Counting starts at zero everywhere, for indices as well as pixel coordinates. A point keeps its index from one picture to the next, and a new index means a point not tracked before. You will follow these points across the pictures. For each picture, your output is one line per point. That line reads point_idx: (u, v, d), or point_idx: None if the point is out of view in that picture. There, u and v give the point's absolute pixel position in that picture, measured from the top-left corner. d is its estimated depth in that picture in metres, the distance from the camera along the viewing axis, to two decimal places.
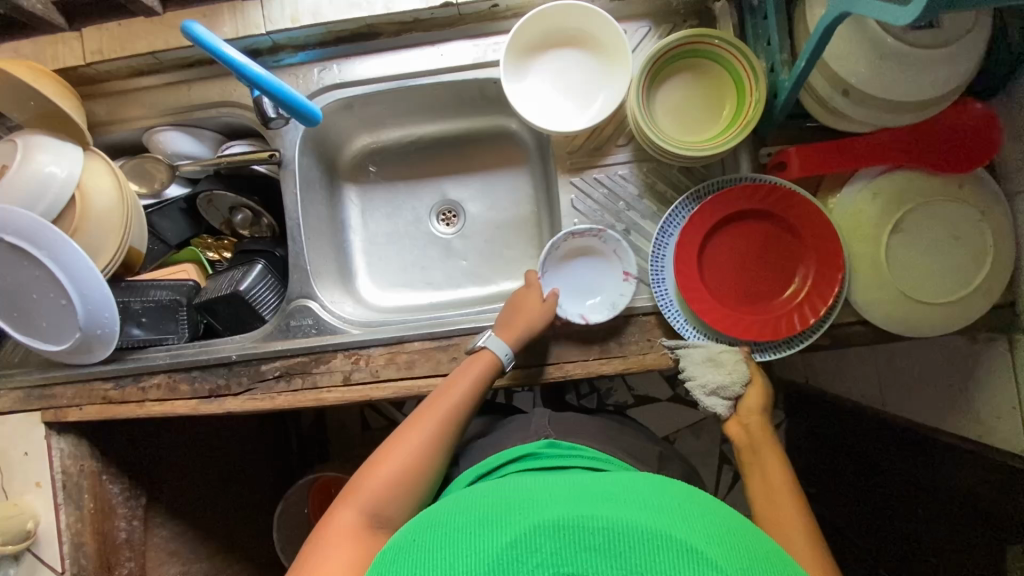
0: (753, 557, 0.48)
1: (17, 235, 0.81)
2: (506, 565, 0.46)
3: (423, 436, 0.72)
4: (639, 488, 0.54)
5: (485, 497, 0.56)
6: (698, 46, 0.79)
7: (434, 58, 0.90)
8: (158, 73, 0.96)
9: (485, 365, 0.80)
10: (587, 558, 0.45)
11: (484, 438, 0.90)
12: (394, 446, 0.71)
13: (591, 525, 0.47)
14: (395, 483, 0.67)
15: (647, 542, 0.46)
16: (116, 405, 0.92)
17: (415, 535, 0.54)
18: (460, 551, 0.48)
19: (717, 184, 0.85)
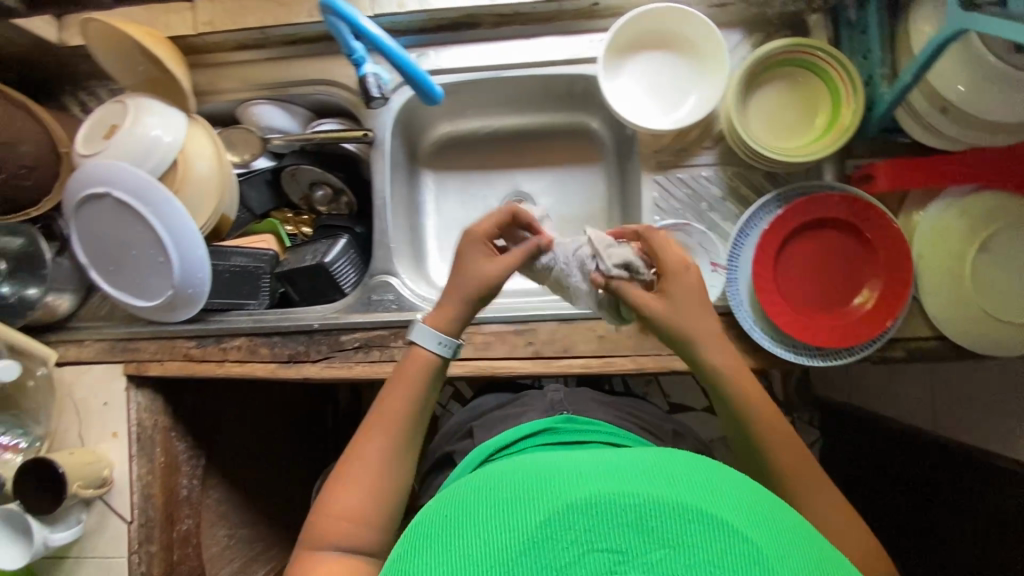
0: (793, 534, 0.42)
1: (127, 192, 0.85)
2: (536, 546, 0.39)
3: (386, 449, 0.64)
4: (664, 457, 0.46)
5: (490, 475, 0.48)
6: (796, 55, 0.81)
7: (530, 51, 0.93)
8: (260, 48, 0.99)
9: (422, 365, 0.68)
10: (619, 536, 0.39)
11: (496, 413, 1.02)
12: (359, 463, 0.63)
13: (622, 501, 0.40)
14: (371, 506, 0.61)
15: (681, 517, 0.39)
16: (197, 363, 0.95)
17: (423, 522, 0.46)
18: (483, 530, 0.41)
19: (797, 190, 0.85)
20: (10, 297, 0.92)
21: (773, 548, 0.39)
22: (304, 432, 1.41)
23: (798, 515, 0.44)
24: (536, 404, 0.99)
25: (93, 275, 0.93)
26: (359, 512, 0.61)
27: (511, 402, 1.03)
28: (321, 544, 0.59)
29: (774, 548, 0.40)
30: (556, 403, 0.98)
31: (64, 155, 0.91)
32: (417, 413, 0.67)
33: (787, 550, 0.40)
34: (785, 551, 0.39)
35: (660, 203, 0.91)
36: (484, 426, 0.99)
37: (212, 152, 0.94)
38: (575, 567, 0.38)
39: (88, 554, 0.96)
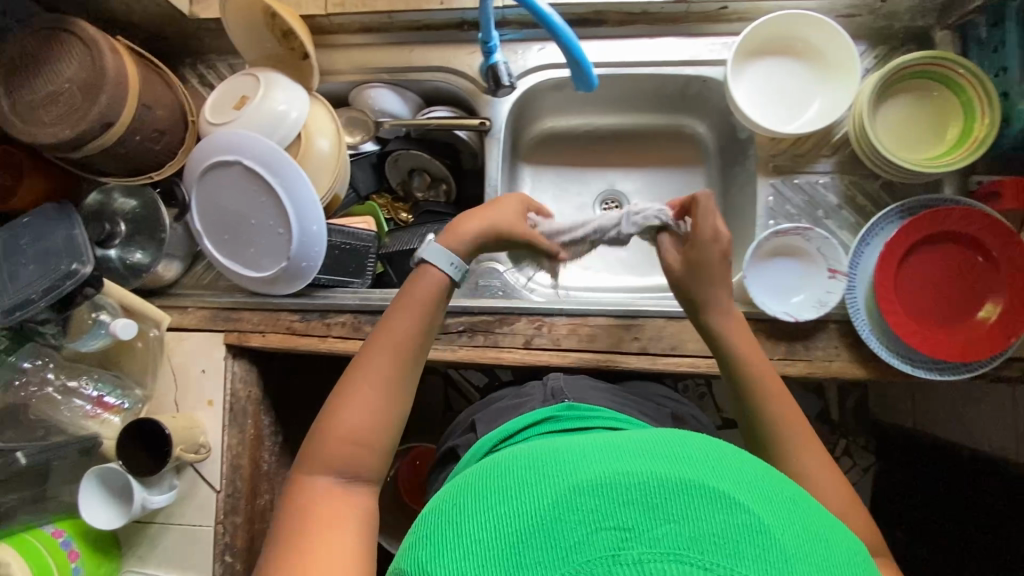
0: (790, 506, 0.42)
1: (257, 162, 0.87)
2: (547, 528, 0.39)
3: (384, 371, 0.67)
4: (661, 437, 0.46)
5: (495, 464, 0.48)
6: (932, 68, 0.82)
7: (651, 50, 0.94)
8: (382, 32, 1.01)
9: (431, 282, 0.72)
10: (624, 513, 0.39)
11: (499, 403, 0.88)
12: (359, 389, 0.66)
13: (623, 481, 0.40)
14: (371, 428, 0.65)
15: (683, 493, 0.40)
16: (299, 337, 0.96)
17: (434, 515, 0.47)
18: (499, 512, 0.42)
19: (923, 203, 0.85)
20: (127, 258, 0.93)
21: (780, 523, 0.39)
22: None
23: (804, 491, 0.45)
24: (537, 392, 0.85)
25: (205, 243, 0.94)
26: (358, 435, 0.64)
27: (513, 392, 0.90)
28: (318, 468, 0.62)
29: (781, 521, 0.40)
30: (558, 393, 0.82)
31: (192, 124, 0.93)
32: (422, 335, 0.70)
33: (791, 522, 0.41)
34: (797, 526, 0.40)
35: (774, 206, 0.92)
36: (486, 418, 0.85)
37: (333, 130, 0.95)
38: (585, 546, 0.38)
39: (175, 521, 0.96)
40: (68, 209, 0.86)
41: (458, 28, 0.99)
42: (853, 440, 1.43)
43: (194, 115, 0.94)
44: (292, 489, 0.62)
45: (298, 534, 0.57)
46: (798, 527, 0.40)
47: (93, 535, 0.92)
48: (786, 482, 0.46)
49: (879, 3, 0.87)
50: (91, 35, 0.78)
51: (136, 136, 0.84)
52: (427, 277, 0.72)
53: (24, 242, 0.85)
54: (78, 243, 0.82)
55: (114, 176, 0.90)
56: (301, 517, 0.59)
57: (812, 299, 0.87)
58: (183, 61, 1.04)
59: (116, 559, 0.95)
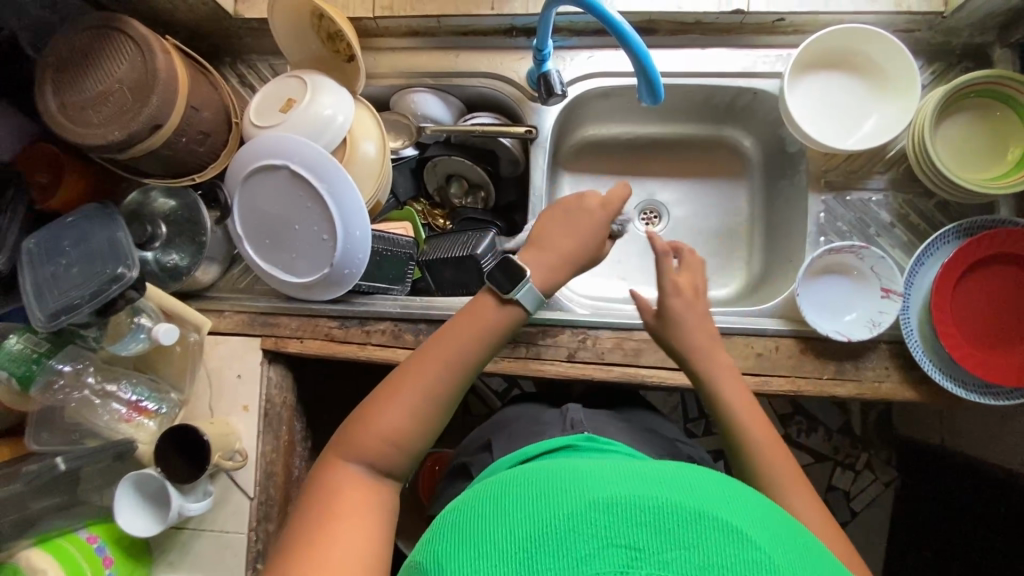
0: (797, 546, 0.44)
1: (303, 166, 0.85)
2: (560, 538, 0.41)
3: (430, 378, 0.65)
4: (676, 468, 0.48)
5: (513, 474, 0.50)
6: (996, 87, 0.80)
7: (703, 61, 0.93)
8: (427, 36, 1.00)
9: (491, 309, 0.69)
10: (636, 534, 0.41)
11: (515, 426, 0.89)
12: (406, 389, 0.65)
13: (638, 502, 0.42)
14: (406, 431, 0.64)
15: (693, 520, 0.42)
16: (338, 343, 0.94)
17: (451, 514, 0.49)
18: (513, 517, 0.44)
19: (982, 224, 0.83)
20: (166, 261, 0.92)
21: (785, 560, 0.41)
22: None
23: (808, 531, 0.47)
24: (555, 422, 0.83)
25: (245, 247, 0.92)
26: (393, 433, 0.63)
27: (528, 417, 0.90)
28: (349, 455, 0.62)
29: (787, 558, 0.42)
30: (576, 425, 0.81)
31: (236, 126, 0.92)
32: (474, 356, 0.68)
33: (797, 560, 0.42)
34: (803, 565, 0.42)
35: (825, 223, 0.90)
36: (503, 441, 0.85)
37: (377, 134, 0.94)
38: (596, 560, 0.40)
39: (208, 527, 0.95)
40: (110, 210, 0.84)
41: (506, 34, 0.97)
42: (875, 454, 1.36)
43: (238, 117, 0.93)
44: (320, 469, 0.63)
45: (317, 515, 0.57)
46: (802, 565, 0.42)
47: (126, 541, 0.91)
48: (788, 519, 0.47)
49: (939, 19, 0.86)
50: (142, 35, 0.77)
51: (182, 138, 0.83)
52: (485, 304, 0.69)
53: (66, 244, 0.83)
54: (121, 246, 0.81)
55: (156, 177, 0.89)
56: (324, 498, 0.59)
57: (864, 318, 0.86)
58: (224, 60, 1.03)
59: (147, 565, 0.94)
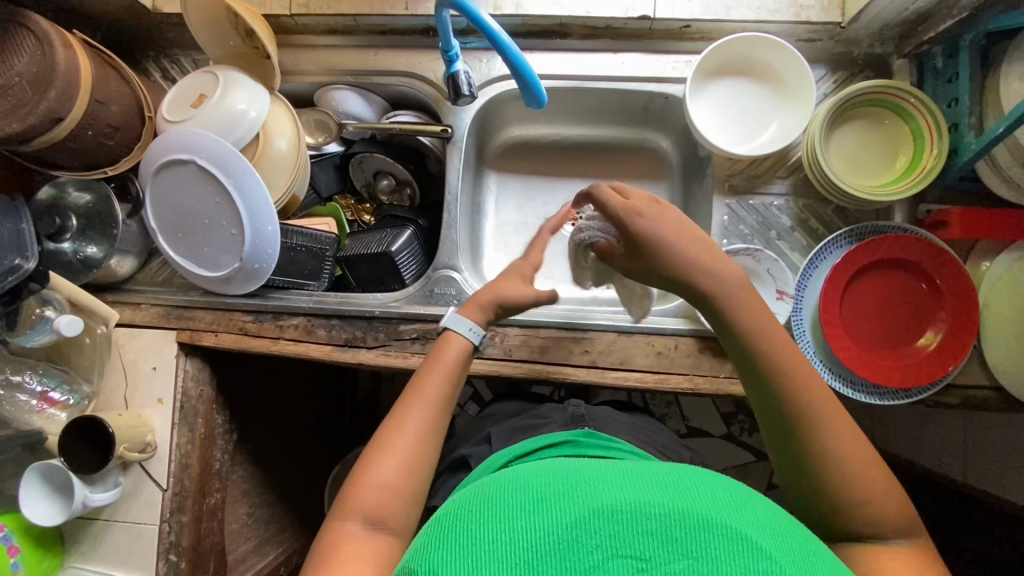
0: (806, 553, 0.45)
1: (211, 161, 0.86)
2: (563, 548, 0.43)
3: (419, 422, 0.66)
4: (677, 472, 0.50)
5: (514, 478, 0.52)
6: (887, 97, 0.83)
7: (614, 65, 0.95)
8: (348, 35, 1.00)
9: (456, 349, 0.74)
10: (643, 544, 0.42)
11: (515, 421, 0.92)
12: (395, 437, 0.64)
13: (646, 511, 0.44)
14: (406, 476, 0.63)
15: (702, 529, 0.43)
16: (251, 337, 0.96)
17: (450, 516, 0.50)
18: (515, 526, 0.45)
19: (871, 229, 0.86)
20: (80, 252, 0.92)
21: (795, 565, 0.43)
22: (323, 419, 1.39)
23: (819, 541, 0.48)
24: (557, 415, 0.89)
25: (159, 241, 0.93)
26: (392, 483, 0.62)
27: (528, 414, 0.94)
28: (349, 517, 0.60)
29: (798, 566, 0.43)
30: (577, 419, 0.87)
31: (150, 120, 0.92)
32: (451, 390, 0.70)
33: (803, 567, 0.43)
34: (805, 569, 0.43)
35: (729, 225, 0.92)
36: (501, 433, 0.88)
37: (292, 130, 0.95)
38: (600, 570, 0.42)
39: (120, 518, 0.95)
40: (15, 202, 0.84)
41: (424, 34, 0.99)
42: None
43: (152, 111, 0.93)
44: (322, 538, 0.59)
45: None
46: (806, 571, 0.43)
47: (34, 530, 0.92)
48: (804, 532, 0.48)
49: (838, 29, 0.88)
50: (42, 28, 0.77)
51: (88, 131, 0.83)
52: (452, 343, 0.75)
53: None
54: (24, 238, 0.82)
55: (67, 170, 0.89)
56: (328, 566, 0.56)
57: None
58: (146, 54, 1.03)
59: (58, 554, 0.95)
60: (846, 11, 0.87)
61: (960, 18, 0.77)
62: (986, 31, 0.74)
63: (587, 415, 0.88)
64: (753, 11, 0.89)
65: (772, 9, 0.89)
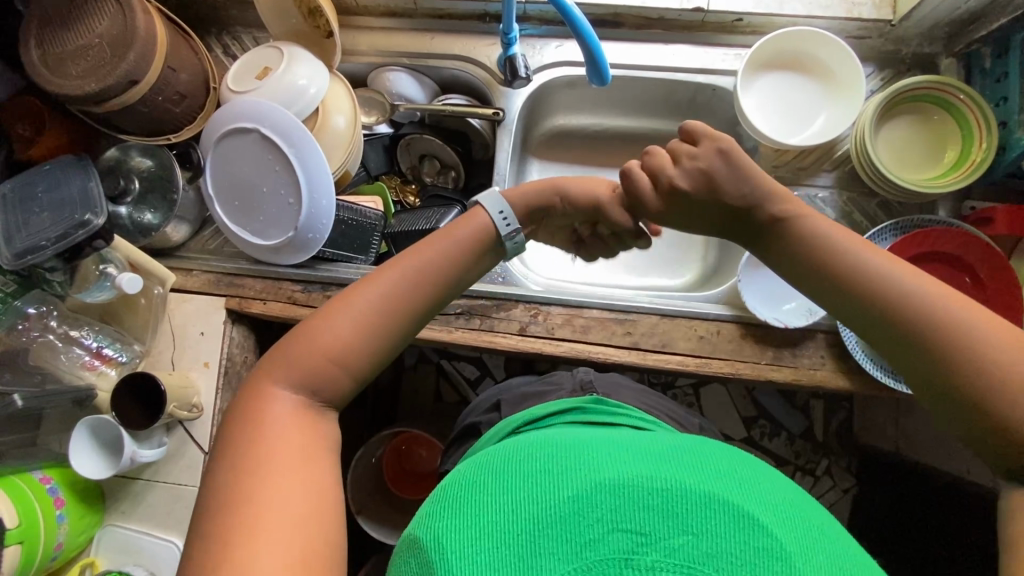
0: (809, 529, 0.46)
1: (274, 131, 0.89)
2: (565, 521, 0.44)
3: (376, 293, 0.61)
4: (686, 450, 0.51)
5: (522, 451, 0.52)
6: (937, 93, 0.84)
7: (665, 56, 0.97)
8: (406, 19, 1.04)
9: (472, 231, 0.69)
10: (642, 517, 0.43)
11: (524, 389, 0.95)
12: (343, 308, 0.60)
13: (647, 485, 0.45)
14: (347, 342, 0.59)
15: (703, 506, 0.44)
16: (300, 307, 0.97)
17: (457, 484, 0.51)
18: (521, 496, 0.46)
19: (915, 222, 0.87)
20: (138, 217, 0.95)
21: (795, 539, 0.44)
22: None
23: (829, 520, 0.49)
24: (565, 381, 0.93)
25: (215, 209, 0.95)
26: (332, 348, 0.58)
27: (538, 380, 0.98)
28: (280, 374, 0.57)
29: (798, 541, 0.44)
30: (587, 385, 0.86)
31: (214, 91, 0.96)
32: (440, 272, 0.65)
33: (808, 545, 0.44)
34: (809, 546, 0.44)
35: None
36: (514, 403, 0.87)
37: (349, 107, 0.99)
38: (599, 544, 0.43)
39: (161, 478, 0.97)
40: (84, 162, 0.87)
41: (479, 20, 1.02)
42: (835, 460, 1.33)
43: (216, 82, 0.96)
44: (250, 390, 0.57)
45: (238, 449, 0.53)
46: (809, 544, 0.44)
47: (79, 485, 0.93)
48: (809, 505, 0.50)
49: (889, 27, 0.90)
50: None
51: (159, 96, 0.86)
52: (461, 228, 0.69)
53: (39, 190, 0.86)
54: (92, 194, 0.84)
55: (132, 135, 0.92)
56: (249, 420, 0.55)
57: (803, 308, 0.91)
58: (209, 30, 1.07)
59: (98, 512, 0.96)
60: (897, 9, 0.89)
61: (1013, 17, 0.78)
62: None
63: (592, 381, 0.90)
64: (804, 6, 0.91)
65: (823, 6, 0.91)
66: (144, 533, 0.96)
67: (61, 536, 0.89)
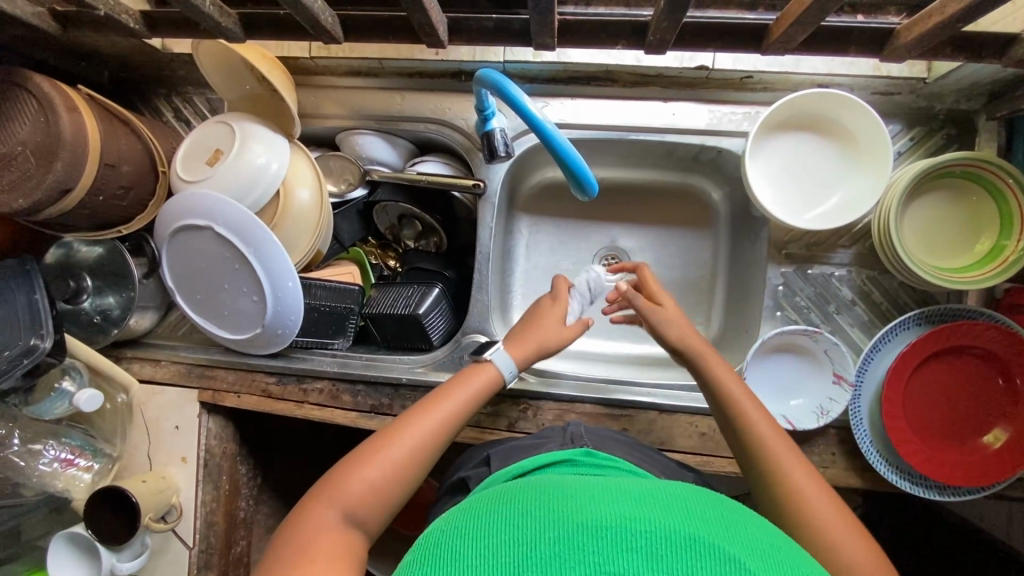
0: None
1: (229, 228, 0.80)
2: (543, 563, 0.39)
3: (410, 439, 0.64)
4: (673, 488, 0.47)
5: (502, 496, 0.48)
6: (976, 170, 0.74)
7: (665, 117, 0.86)
8: (374, 77, 0.92)
9: (484, 379, 0.72)
10: (628, 561, 0.38)
11: (514, 441, 0.83)
12: (391, 444, 0.63)
13: (632, 528, 0.40)
14: (393, 469, 0.62)
15: (688, 549, 0.39)
16: (275, 400, 0.92)
17: (438, 532, 0.46)
18: (500, 538, 0.42)
19: (944, 312, 0.78)
20: (96, 314, 0.89)
21: None
22: None
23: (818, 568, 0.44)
24: (556, 436, 0.80)
25: (177, 301, 0.88)
26: (378, 479, 0.61)
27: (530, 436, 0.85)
28: (327, 501, 0.59)
29: None
30: (577, 438, 0.77)
31: (163, 174, 0.87)
32: (469, 409, 0.69)
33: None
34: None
35: (782, 296, 0.86)
36: (499, 453, 0.80)
37: (313, 180, 0.90)
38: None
39: (148, 573, 0.95)
40: (27, 268, 0.80)
41: (454, 77, 0.90)
42: None
43: (165, 163, 0.87)
44: (298, 513, 0.59)
45: None
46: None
47: None
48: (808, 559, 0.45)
49: (921, 85, 0.78)
50: (45, 92, 0.71)
51: (99, 196, 0.78)
52: (484, 371, 0.72)
53: None
54: (38, 310, 0.78)
55: (78, 231, 0.84)
56: (295, 543, 0.55)
57: (814, 404, 0.82)
58: (157, 92, 0.96)
59: None
60: (932, 67, 0.76)
61: None
62: None
63: (586, 435, 0.79)
64: (825, 62, 0.79)
65: (848, 61, 0.79)
66: None
67: None
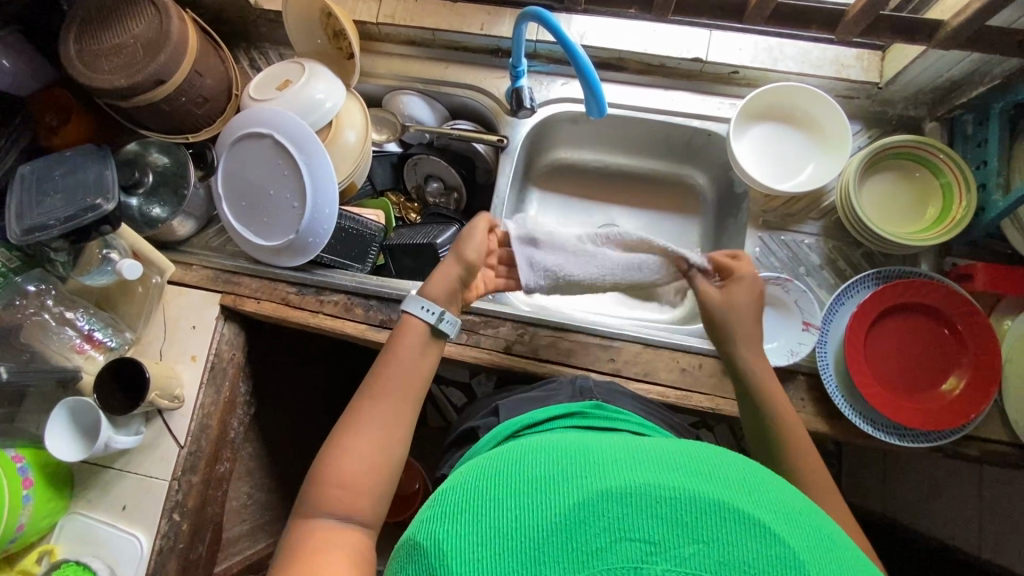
0: (824, 538, 0.39)
1: (288, 139, 0.93)
2: (568, 531, 0.37)
3: (372, 425, 0.63)
4: (694, 446, 0.44)
5: (517, 451, 0.45)
6: (917, 151, 0.89)
7: (664, 100, 1.03)
8: (425, 48, 1.10)
9: (416, 336, 0.71)
10: (653, 526, 0.37)
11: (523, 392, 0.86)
12: (356, 436, 0.63)
13: (659, 493, 0.38)
14: (367, 459, 0.61)
15: (716, 515, 0.37)
16: (293, 308, 1.00)
17: (451, 488, 0.44)
18: (519, 502, 0.39)
19: (896, 272, 0.89)
20: (146, 209, 0.98)
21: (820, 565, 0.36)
22: (328, 414, 1.40)
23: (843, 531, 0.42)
24: (564, 388, 0.84)
25: (222, 208, 0.99)
26: (356, 474, 0.60)
27: (535, 387, 0.88)
28: (316, 509, 0.59)
29: (826, 564, 0.37)
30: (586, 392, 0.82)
31: (235, 98, 1.01)
32: (420, 374, 0.69)
33: (822, 554, 0.37)
34: (831, 561, 0.37)
35: (759, 257, 0.97)
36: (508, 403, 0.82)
37: (362, 121, 1.04)
38: (607, 554, 0.36)
39: (131, 469, 0.96)
40: (105, 152, 0.92)
41: (492, 54, 1.08)
42: None
43: (238, 90, 1.02)
44: (292, 532, 0.58)
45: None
46: (827, 558, 0.37)
47: (50, 468, 0.92)
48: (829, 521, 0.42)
49: (876, 89, 0.95)
50: (164, 2, 0.86)
51: (182, 98, 0.91)
52: (410, 327, 0.71)
53: (56, 174, 0.90)
54: (106, 181, 0.88)
55: (154, 131, 0.97)
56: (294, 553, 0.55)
57: (785, 348, 0.91)
58: (238, 44, 1.13)
59: (65, 499, 0.95)
60: (883, 73, 0.94)
61: (990, 86, 0.83)
62: (1016, 98, 0.80)
63: (593, 387, 0.83)
64: (797, 63, 0.97)
65: (815, 65, 0.97)
66: (108, 525, 0.94)
67: (24, 517, 0.87)
